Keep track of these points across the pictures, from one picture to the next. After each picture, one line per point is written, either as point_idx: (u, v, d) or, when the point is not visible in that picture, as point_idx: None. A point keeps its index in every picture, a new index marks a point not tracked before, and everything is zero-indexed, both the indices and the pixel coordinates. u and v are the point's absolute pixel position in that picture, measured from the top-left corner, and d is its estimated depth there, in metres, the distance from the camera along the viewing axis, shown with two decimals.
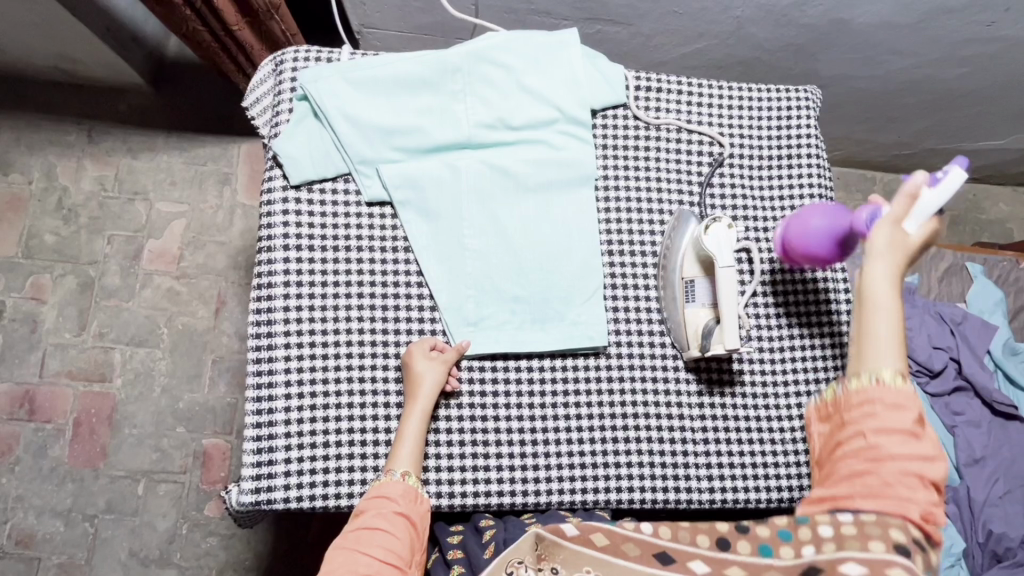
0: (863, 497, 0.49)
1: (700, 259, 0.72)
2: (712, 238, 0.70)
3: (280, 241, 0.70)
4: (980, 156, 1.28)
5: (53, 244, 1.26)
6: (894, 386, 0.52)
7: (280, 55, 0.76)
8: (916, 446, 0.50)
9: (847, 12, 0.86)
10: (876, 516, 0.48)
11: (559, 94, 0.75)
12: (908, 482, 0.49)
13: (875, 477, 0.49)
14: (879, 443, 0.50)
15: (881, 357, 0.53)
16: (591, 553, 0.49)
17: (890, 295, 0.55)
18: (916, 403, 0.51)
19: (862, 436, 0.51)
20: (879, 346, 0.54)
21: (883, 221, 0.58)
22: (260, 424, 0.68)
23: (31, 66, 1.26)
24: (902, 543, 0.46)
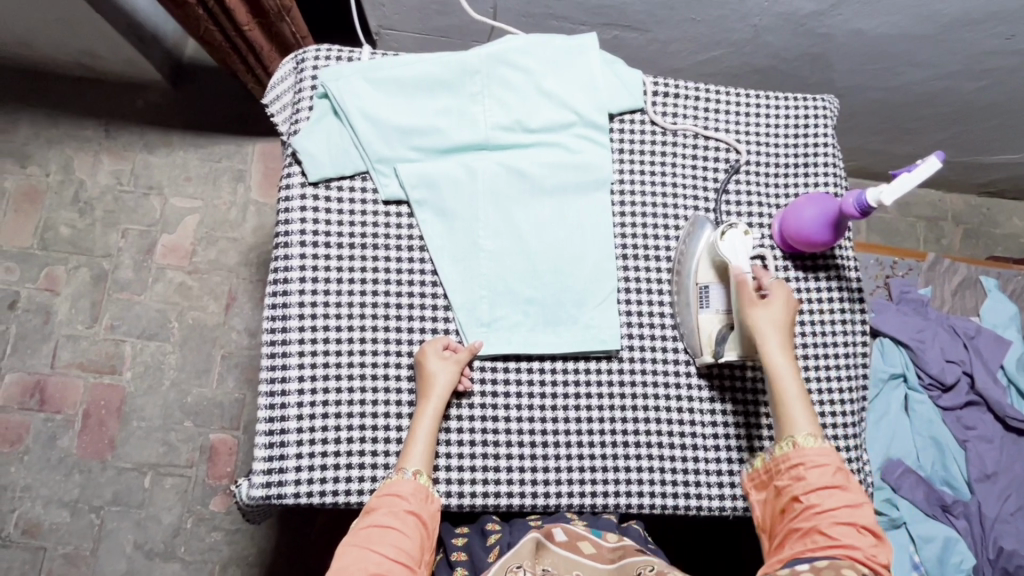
0: (811, 552, 0.55)
1: (712, 267, 0.72)
2: (727, 245, 0.69)
3: (297, 237, 0.71)
4: (994, 169, 1.28)
5: (68, 236, 1.28)
6: (809, 446, 0.60)
7: (300, 53, 0.77)
8: (846, 498, 0.58)
9: (865, 22, 0.87)
10: (828, 560, 0.54)
11: (577, 97, 0.75)
12: (845, 531, 0.56)
13: (819, 534, 0.56)
14: (809, 496, 0.59)
15: (797, 423, 0.62)
16: (579, 560, 0.63)
17: (786, 364, 0.64)
18: (832, 456, 0.60)
19: (798, 502, 0.59)
20: (796, 411, 0.62)
21: (751, 308, 0.66)
22: (272, 419, 0.68)
23: (52, 60, 1.28)
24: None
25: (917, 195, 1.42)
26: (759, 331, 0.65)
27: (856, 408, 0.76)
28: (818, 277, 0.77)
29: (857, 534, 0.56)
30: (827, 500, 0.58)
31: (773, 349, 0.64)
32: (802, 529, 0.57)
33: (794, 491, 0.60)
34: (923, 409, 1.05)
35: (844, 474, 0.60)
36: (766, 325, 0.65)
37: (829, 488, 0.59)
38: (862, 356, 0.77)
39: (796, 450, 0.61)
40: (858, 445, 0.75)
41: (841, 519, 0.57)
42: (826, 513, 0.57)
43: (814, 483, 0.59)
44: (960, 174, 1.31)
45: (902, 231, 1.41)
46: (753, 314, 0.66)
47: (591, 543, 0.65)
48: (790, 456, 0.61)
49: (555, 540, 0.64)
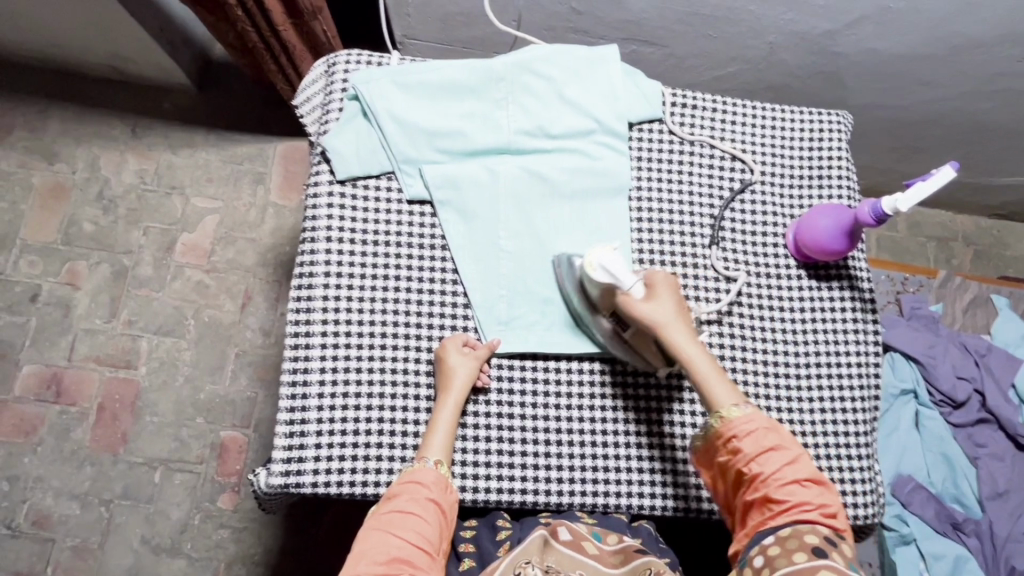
0: (770, 524, 0.59)
1: (600, 293, 0.70)
2: (601, 270, 0.68)
3: (323, 232, 0.73)
4: (1005, 190, 1.29)
5: (92, 232, 1.31)
6: (741, 416, 0.63)
7: (332, 57, 0.79)
8: (783, 456, 0.61)
9: (878, 42, 0.89)
10: (791, 530, 0.57)
11: (598, 106, 0.77)
12: (791, 492, 0.60)
13: (771, 500, 0.60)
14: (751, 466, 0.61)
15: (720, 395, 0.65)
16: (584, 560, 0.63)
17: (689, 347, 0.67)
18: (758, 418, 0.63)
19: (744, 474, 0.62)
20: (715, 385, 0.66)
21: (637, 308, 0.68)
22: (293, 409, 0.69)
23: (84, 62, 1.32)
24: (817, 545, 0.56)
25: (926, 215, 1.44)
26: (658, 327, 0.67)
27: (868, 418, 0.76)
28: (831, 286, 0.78)
29: (803, 488, 0.60)
30: (769, 464, 0.61)
31: (677, 337, 0.67)
32: (754, 500, 0.61)
33: (738, 465, 0.62)
34: (934, 426, 1.05)
35: (775, 433, 0.63)
36: (662, 322, 0.68)
37: (766, 452, 0.62)
38: (874, 367, 0.77)
39: (727, 424, 0.63)
40: (870, 455, 0.75)
41: (785, 479, 0.60)
42: (771, 478, 0.60)
43: (751, 452, 0.62)
44: (971, 194, 1.32)
45: (912, 250, 1.42)
46: (640, 311, 0.68)
47: (593, 544, 0.65)
48: (724, 432, 0.63)
49: (560, 538, 0.65)
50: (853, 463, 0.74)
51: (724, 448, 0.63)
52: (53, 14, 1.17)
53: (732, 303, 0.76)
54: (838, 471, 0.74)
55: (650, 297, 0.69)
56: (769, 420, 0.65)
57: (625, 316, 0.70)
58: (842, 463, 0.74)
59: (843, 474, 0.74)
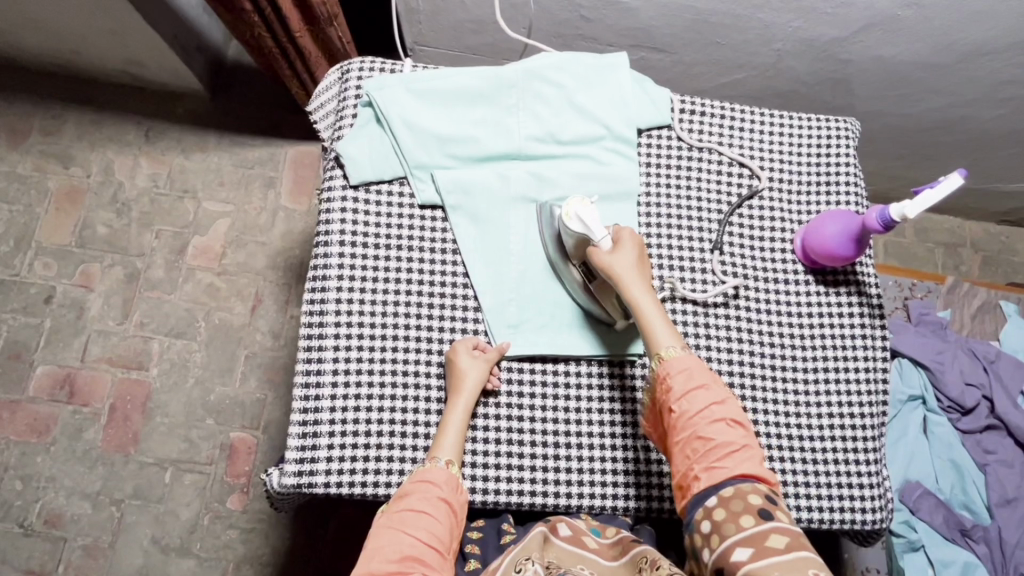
0: (706, 477, 0.59)
1: (574, 243, 0.71)
2: (575, 220, 0.69)
3: (336, 236, 0.74)
4: (1014, 196, 1.29)
5: (105, 235, 1.33)
6: (675, 358, 0.64)
7: (346, 64, 0.81)
8: (710, 396, 0.63)
9: (885, 49, 0.89)
10: (733, 490, 0.58)
11: (608, 113, 0.78)
12: (720, 434, 0.61)
13: (700, 442, 0.61)
14: (681, 407, 0.62)
15: (663, 340, 0.65)
16: (583, 553, 0.65)
17: (642, 294, 0.67)
18: (689, 359, 0.64)
19: (675, 418, 0.63)
20: (661, 330, 0.66)
21: (598, 255, 0.68)
22: (306, 410, 0.70)
23: (100, 68, 1.34)
24: (758, 503, 0.56)
25: (934, 221, 1.44)
26: (615, 274, 0.67)
27: (877, 423, 0.76)
28: (838, 291, 0.79)
29: (729, 429, 0.61)
30: (696, 405, 0.62)
31: (630, 283, 0.67)
32: (683, 442, 0.62)
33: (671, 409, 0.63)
34: (942, 431, 1.05)
35: (703, 374, 0.64)
36: (616, 271, 0.67)
37: (695, 392, 0.63)
38: (883, 372, 0.77)
39: (664, 366, 0.64)
40: (879, 460, 0.75)
41: (711, 419, 0.61)
42: (697, 417, 0.62)
43: (681, 391, 0.63)
44: (979, 200, 1.32)
45: (920, 256, 1.42)
46: (599, 258, 0.68)
47: (593, 539, 0.67)
48: (661, 374, 0.64)
49: (560, 534, 0.66)
50: (861, 467, 0.74)
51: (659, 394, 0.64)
52: (73, 22, 1.19)
53: (740, 308, 0.77)
54: (846, 475, 0.74)
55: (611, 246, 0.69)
56: (700, 362, 0.66)
57: (592, 266, 0.71)
58: (850, 468, 0.74)
59: (851, 478, 0.74)
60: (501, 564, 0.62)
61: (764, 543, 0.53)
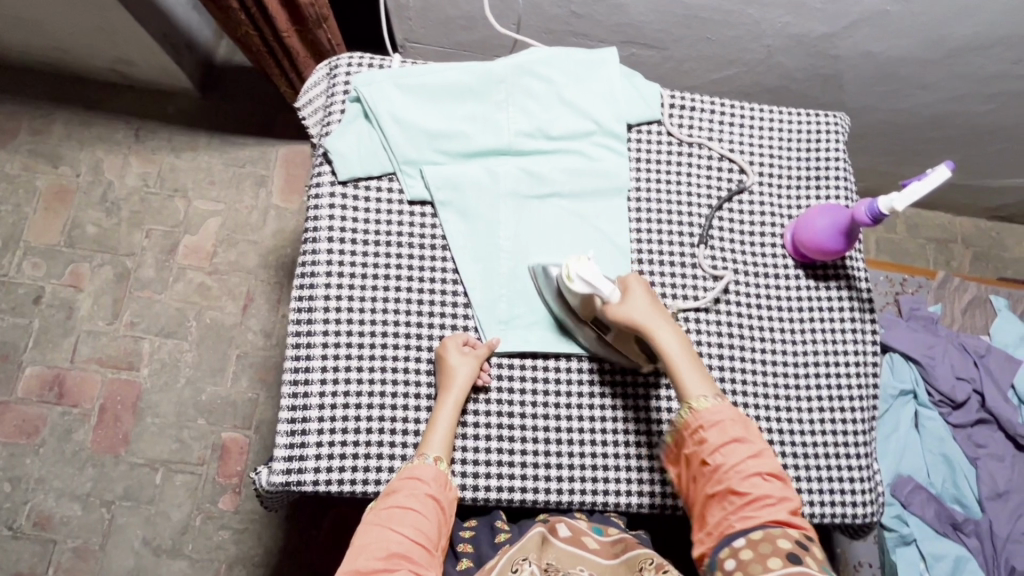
0: (737, 524, 0.58)
1: (579, 302, 0.69)
2: (579, 281, 0.67)
3: (324, 232, 0.74)
4: (1004, 192, 1.29)
5: (95, 234, 1.31)
6: (709, 408, 0.63)
7: (334, 60, 0.81)
8: (746, 449, 0.61)
9: (875, 45, 0.90)
10: (763, 535, 0.57)
11: (597, 108, 0.78)
12: (754, 485, 0.60)
13: (733, 493, 0.60)
14: (715, 458, 0.61)
15: (693, 386, 0.65)
16: (584, 555, 0.64)
17: (671, 343, 0.66)
18: (724, 411, 0.63)
19: (708, 468, 0.62)
20: (692, 377, 0.65)
21: (615, 310, 0.67)
22: (295, 407, 0.70)
23: (89, 66, 1.33)
24: (789, 549, 0.55)
25: (925, 217, 1.44)
26: (638, 325, 0.67)
27: (867, 418, 0.76)
28: (829, 285, 0.79)
29: (765, 482, 0.60)
30: (731, 457, 0.61)
31: (659, 332, 0.67)
32: (717, 493, 0.61)
33: (704, 459, 0.62)
34: (934, 426, 1.05)
35: (740, 424, 0.63)
36: (643, 320, 0.67)
37: (730, 443, 0.62)
38: (873, 366, 0.78)
39: (696, 415, 0.63)
40: (869, 454, 0.75)
41: (747, 472, 0.60)
42: (732, 471, 0.61)
43: (717, 443, 0.62)
44: (969, 196, 1.33)
45: (912, 252, 1.42)
46: (617, 312, 0.67)
47: (593, 539, 0.66)
48: (693, 424, 0.63)
49: (559, 535, 0.65)
50: (852, 461, 0.74)
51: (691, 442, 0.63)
52: (60, 19, 1.18)
53: (731, 303, 0.77)
54: (836, 469, 0.74)
55: (624, 298, 0.68)
56: (734, 410, 0.65)
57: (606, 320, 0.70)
58: (840, 462, 0.74)
59: (841, 472, 0.74)
60: (496, 564, 0.61)
61: None
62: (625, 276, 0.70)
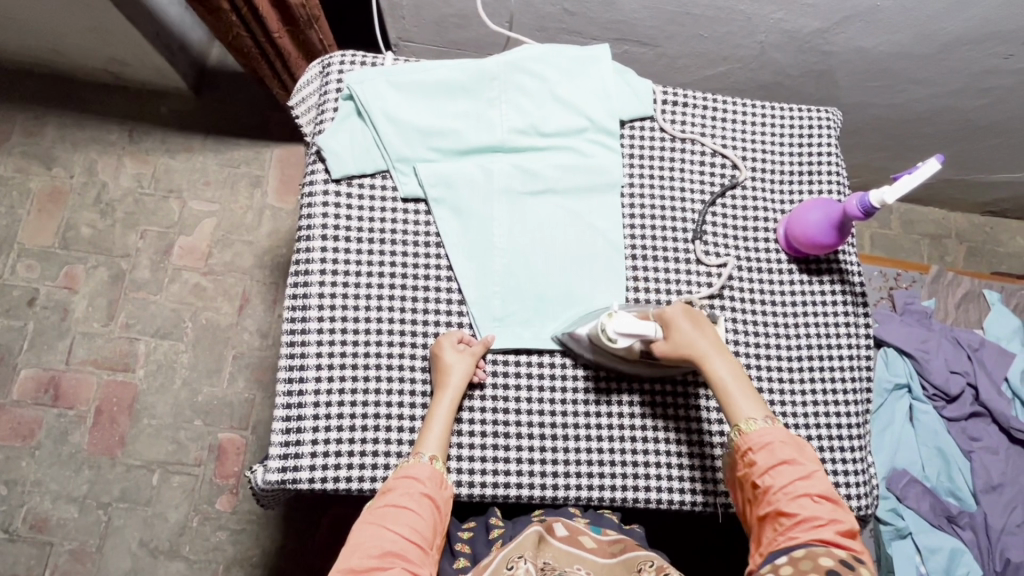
0: (783, 543, 0.56)
1: (625, 351, 0.69)
2: (622, 337, 0.66)
3: (318, 232, 0.74)
4: (998, 186, 1.30)
5: (89, 236, 1.31)
6: (758, 430, 0.62)
7: (327, 58, 0.81)
8: (797, 471, 0.60)
9: (867, 40, 0.90)
10: (806, 552, 0.54)
11: (590, 105, 0.78)
12: (803, 506, 0.58)
13: (780, 513, 0.58)
14: (763, 478, 0.60)
15: (743, 409, 0.64)
16: (581, 555, 0.63)
17: (721, 370, 0.66)
18: (775, 434, 0.62)
19: (758, 489, 0.61)
20: (742, 400, 0.64)
21: (661, 345, 0.67)
22: (290, 405, 0.70)
23: (82, 67, 1.33)
24: (830, 567, 0.52)
25: (919, 213, 1.45)
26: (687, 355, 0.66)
27: (861, 411, 0.77)
28: (822, 280, 0.79)
29: (815, 503, 0.58)
30: (779, 478, 0.60)
31: (711, 359, 0.66)
32: (766, 513, 0.59)
33: (753, 480, 0.61)
34: (929, 419, 1.06)
35: (792, 447, 0.61)
36: (696, 349, 0.66)
37: (779, 465, 0.60)
38: (867, 360, 0.78)
39: (745, 438, 0.62)
40: (863, 447, 0.76)
41: (796, 492, 0.58)
42: (780, 491, 0.59)
43: (765, 465, 0.60)
44: (962, 190, 1.34)
45: (906, 247, 1.43)
46: (666, 344, 0.67)
47: (590, 538, 0.66)
48: (743, 447, 0.62)
49: (556, 534, 0.65)
50: (846, 454, 0.74)
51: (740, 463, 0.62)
52: (53, 21, 1.18)
53: (725, 298, 0.77)
54: (831, 462, 0.74)
55: (671, 330, 0.67)
56: (788, 433, 0.63)
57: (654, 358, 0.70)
58: (835, 455, 0.74)
59: (836, 465, 0.74)
60: (492, 563, 0.62)
61: None
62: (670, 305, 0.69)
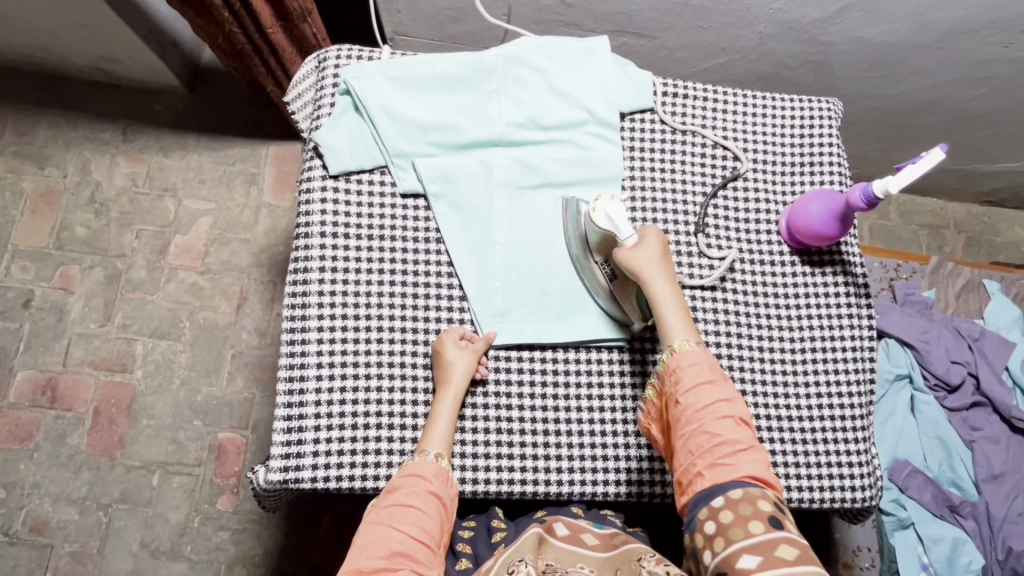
0: (710, 473, 0.58)
1: (600, 243, 0.72)
2: (604, 217, 0.69)
3: (317, 228, 0.73)
4: (996, 176, 1.30)
5: (84, 236, 1.30)
6: (687, 351, 0.64)
7: (322, 52, 0.80)
8: (718, 393, 0.62)
9: (866, 30, 0.89)
10: (743, 494, 0.56)
11: (590, 96, 0.78)
12: (727, 431, 0.60)
13: (704, 436, 0.60)
14: (689, 401, 0.61)
15: (676, 331, 0.65)
16: (583, 553, 0.63)
17: (667, 293, 0.67)
18: (701, 355, 0.63)
19: (681, 411, 0.62)
20: (675, 323, 0.66)
21: (620, 250, 0.69)
22: (291, 403, 0.69)
23: (72, 65, 1.31)
24: (766, 508, 0.55)
25: (917, 203, 1.45)
26: (638, 270, 0.68)
27: (865, 403, 0.76)
28: (824, 271, 0.78)
29: (737, 427, 0.60)
30: (702, 399, 0.61)
31: (656, 282, 0.67)
32: (688, 437, 0.61)
33: (678, 403, 0.62)
34: (931, 409, 1.06)
35: (715, 370, 0.63)
36: (645, 269, 0.68)
37: (702, 387, 0.62)
38: (870, 351, 0.77)
39: (676, 358, 0.64)
40: (867, 439, 0.76)
41: (718, 416, 0.60)
42: (704, 414, 0.60)
43: (690, 384, 0.62)
44: (962, 180, 1.33)
45: (905, 238, 1.43)
46: (623, 252, 0.69)
47: (592, 536, 0.66)
48: (671, 365, 0.64)
49: (558, 535, 0.65)
50: (850, 446, 0.74)
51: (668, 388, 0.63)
52: (42, 17, 1.16)
53: (728, 291, 0.77)
54: (834, 454, 0.74)
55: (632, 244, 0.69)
56: (711, 357, 0.65)
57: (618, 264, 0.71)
58: (838, 448, 0.74)
59: (841, 457, 0.74)
60: (492, 566, 0.61)
61: (772, 552, 0.51)
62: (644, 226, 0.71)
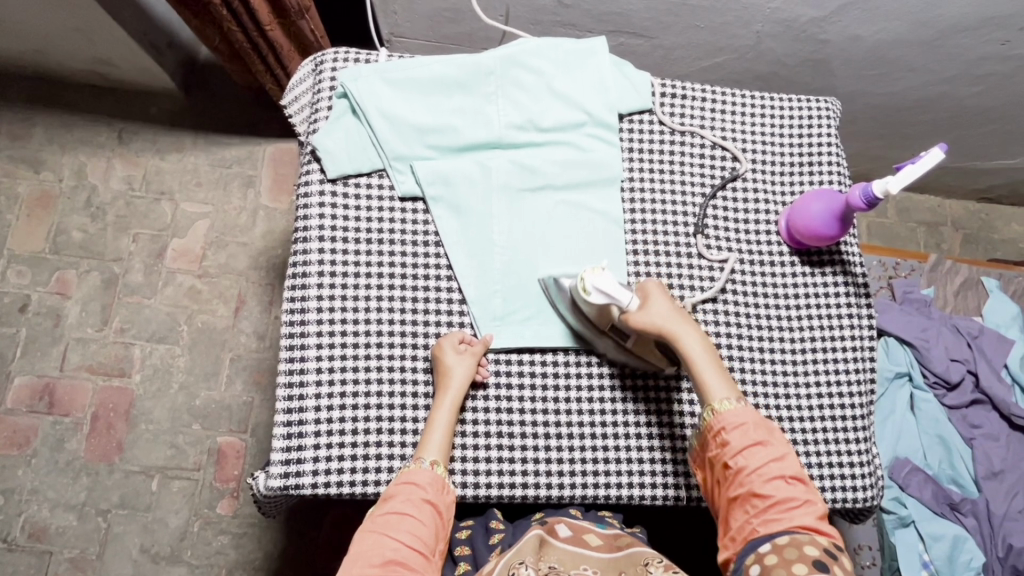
0: (762, 529, 0.58)
1: (596, 313, 0.69)
2: (596, 293, 0.66)
3: (315, 232, 0.72)
4: (993, 173, 1.30)
5: (80, 240, 1.29)
6: (731, 410, 0.63)
7: (319, 55, 0.79)
8: (770, 453, 0.61)
9: (864, 28, 0.89)
10: (790, 540, 0.56)
11: (588, 98, 0.77)
12: (779, 490, 0.59)
13: (756, 498, 0.59)
14: (739, 462, 0.61)
15: (714, 387, 0.65)
16: (586, 554, 0.63)
17: (698, 349, 0.66)
18: (747, 414, 0.63)
19: (731, 472, 0.61)
20: (712, 378, 0.65)
21: (631, 317, 0.67)
22: (290, 409, 0.69)
23: (67, 68, 1.30)
24: (815, 556, 0.54)
25: (915, 201, 1.45)
26: (661, 330, 0.66)
27: (865, 402, 0.76)
28: (824, 271, 0.78)
29: (789, 486, 0.60)
30: (753, 460, 0.61)
31: (683, 336, 0.66)
32: (739, 497, 0.60)
33: (728, 463, 0.62)
34: (930, 407, 1.06)
35: (764, 429, 0.62)
36: (667, 327, 0.67)
37: (753, 447, 0.61)
38: (870, 350, 0.77)
39: (718, 417, 0.63)
40: (867, 438, 0.76)
41: (770, 476, 0.60)
42: (755, 474, 0.60)
43: (738, 446, 0.61)
44: (959, 177, 1.33)
45: (902, 235, 1.43)
46: (637, 317, 0.67)
47: (595, 536, 0.66)
48: (715, 426, 0.63)
49: (560, 536, 0.65)
50: (850, 446, 0.74)
51: (715, 446, 0.63)
52: (36, 21, 1.15)
53: (728, 292, 0.77)
54: (836, 455, 0.74)
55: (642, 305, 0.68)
56: (754, 411, 0.64)
57: (625, 329, 0.69)
58: (839, 448, 0.74)
59: (842, 457, 0.74)
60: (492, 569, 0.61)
61: None
62: (644, 282, 0.70)
